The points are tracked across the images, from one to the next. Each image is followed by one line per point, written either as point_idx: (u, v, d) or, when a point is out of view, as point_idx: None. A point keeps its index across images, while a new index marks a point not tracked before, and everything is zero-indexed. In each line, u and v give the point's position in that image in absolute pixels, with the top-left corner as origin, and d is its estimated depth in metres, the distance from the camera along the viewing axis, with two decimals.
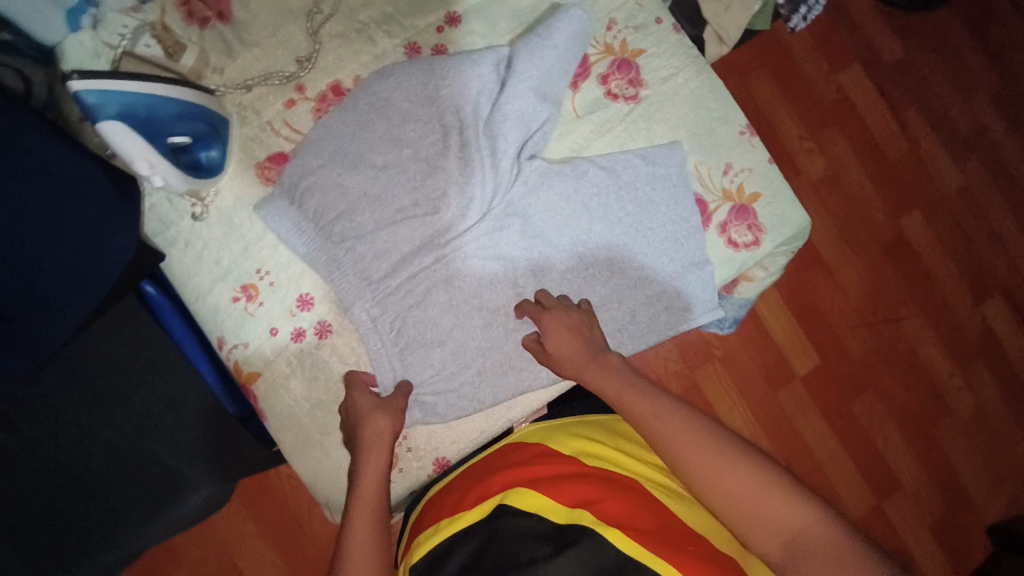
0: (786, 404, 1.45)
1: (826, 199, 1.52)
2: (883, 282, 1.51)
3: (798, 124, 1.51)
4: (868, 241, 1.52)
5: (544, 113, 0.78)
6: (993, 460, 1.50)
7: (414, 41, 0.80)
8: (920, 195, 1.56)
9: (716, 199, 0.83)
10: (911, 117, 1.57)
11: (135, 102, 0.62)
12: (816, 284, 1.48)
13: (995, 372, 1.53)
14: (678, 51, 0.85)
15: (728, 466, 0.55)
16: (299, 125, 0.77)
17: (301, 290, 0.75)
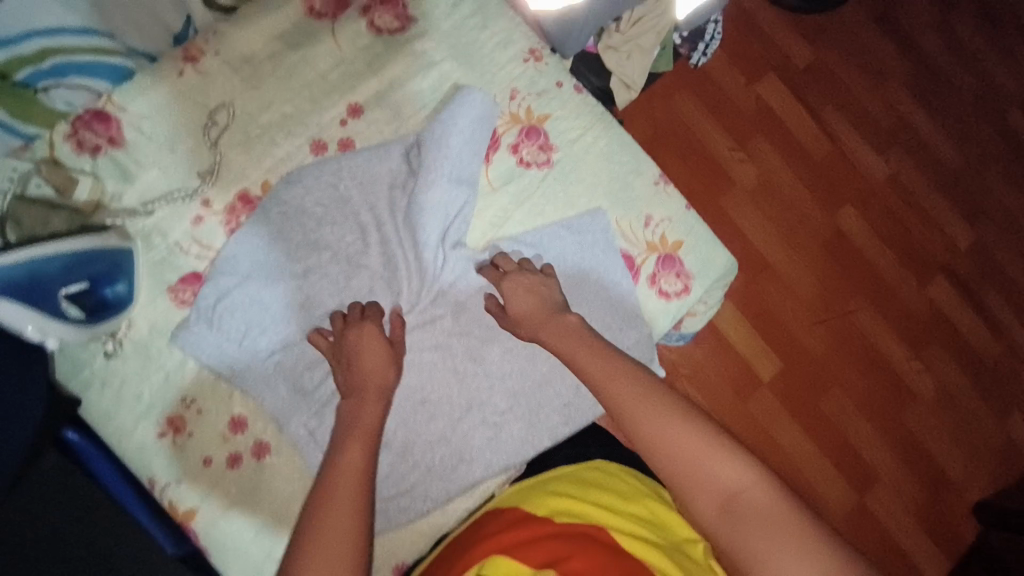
0: (756, 413, 1.45)
1: (764, 208, 1.54)
2: (829, 279, 1.54)
3: (726, 137, 1.53)
4: (809, 241, 1.55)
5: (461, 197, 0.78)
6: (960, 435, 1.54)
7: (318, 138, 0.79)
8: (852, 190, 1.59)
9: (641, 252, 0.85)
10: (830, 116, 1.61)
11: (10, 274, 0.59)
12: (766, 291, 1.50)
13: (948, 349, 1.57)
14: (584, 110, 0.85)
15: (669, 419, 0.57)
16: (209, 241, 0.75)
17: (232, 412, 0.73)
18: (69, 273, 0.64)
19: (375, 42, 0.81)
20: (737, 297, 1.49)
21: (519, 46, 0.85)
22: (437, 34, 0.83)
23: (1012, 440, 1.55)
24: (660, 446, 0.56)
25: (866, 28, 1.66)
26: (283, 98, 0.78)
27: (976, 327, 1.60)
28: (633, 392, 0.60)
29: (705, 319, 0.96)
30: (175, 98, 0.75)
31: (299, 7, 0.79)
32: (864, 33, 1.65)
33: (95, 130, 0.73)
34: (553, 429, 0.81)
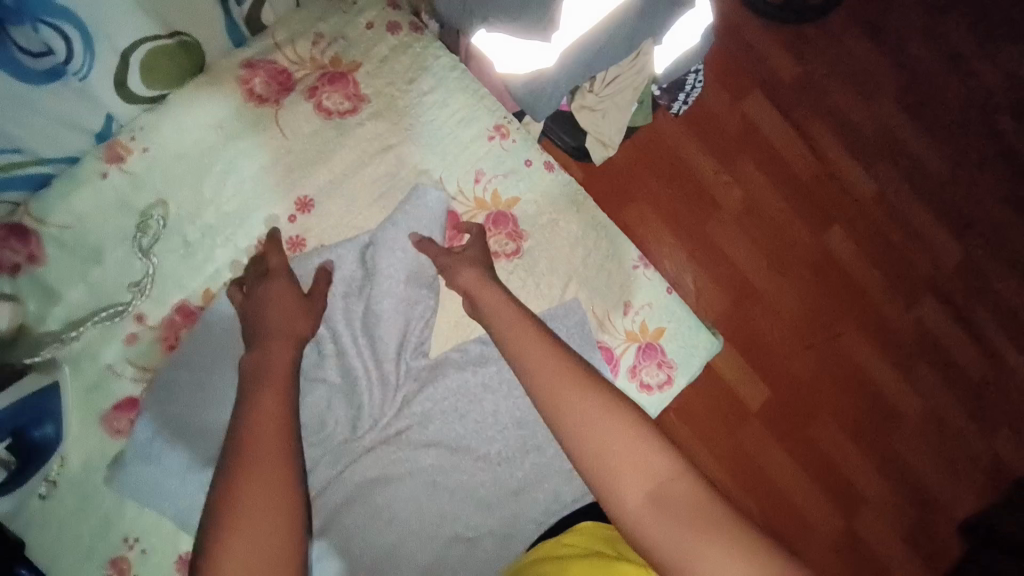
0: (745, 442, 1.31)
1: (749, 229, 1.39)
2: (815, 300, 1.40)
3: (709, 157, 1.38)
4: (795, 261, 1.41)
5: (419, 302, 0.74)
6: (954, 461, 1.40)
7: (264, 240, 0.72)
8: (839, 207, 1.45)
9: (621, 343, 0.80)
10: (817, 133, 1.46)
11: None
12: (753, 316, 1.36)
13: (938, 371, 1.44)
14: (555, 192, 0.80)
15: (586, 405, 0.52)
16: (146, 362, 0.69)
17: (180, 550, 0.67)
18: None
19: (324, 126, 0.74)
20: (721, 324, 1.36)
21: (482, 123, 0.79)
22: (393, 115, 0.76)
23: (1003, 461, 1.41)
24: (582, 434, 0.50)
25: (855, 33, 1.51)
26: (225, 195, 0.71)
27: (972, 353, 1.46)
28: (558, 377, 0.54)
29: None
30: (103, 205, 0.68)
31: (238, 89, 0.71)
32: (856, 37, 1.51)
33: (13, 246, 0.64)
34: (529, 537, 0.74)
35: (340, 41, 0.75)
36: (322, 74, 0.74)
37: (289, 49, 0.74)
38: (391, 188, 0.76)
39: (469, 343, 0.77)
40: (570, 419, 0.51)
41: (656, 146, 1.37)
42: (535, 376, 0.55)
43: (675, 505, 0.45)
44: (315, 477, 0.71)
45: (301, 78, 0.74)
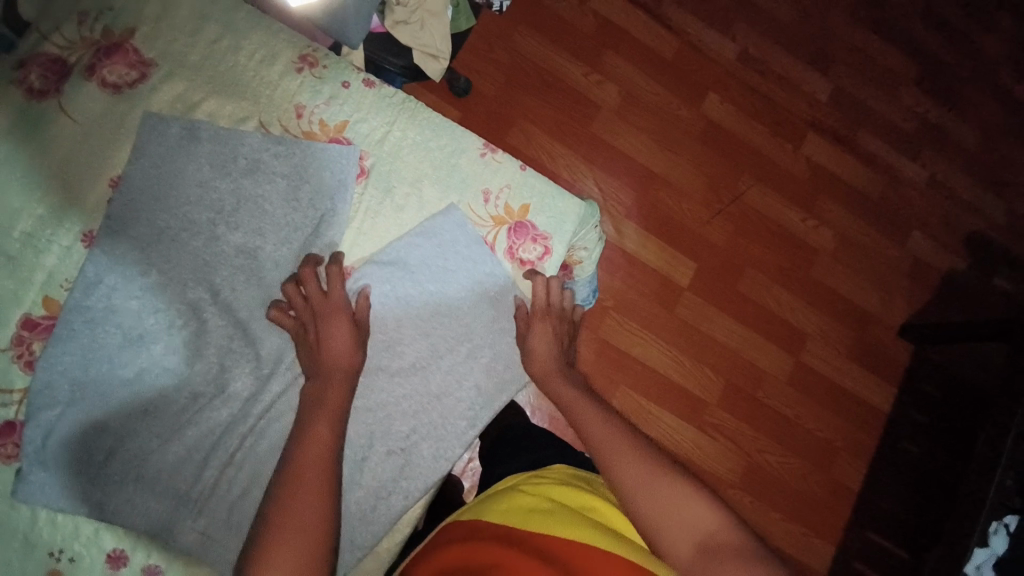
0: (687, 317, 1.41)
1: (634, 120, 1.46)
2: (711, 169, 1.49)
3: (576, 62, 1.44)
4: (683, 138, 1.48)
5: (299, 242, 0.75)
6: (874, 275, 1.52)
7: (88, 228, 0.70)
8: (707, 76, 1.52)
9: (490, 230, 0.82)
10: (669, 11, 1.52)
11: None
12: (663, 201, 1.45)
13: (839, 198, 1.54)
14: (382, 104, 0.80)
15: (629, 452, 0.64)
16: (10, 384, 0.66)
17: (108, 548, 0.66)
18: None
19: (116, 101, 0.72)
20: (636, 215, 1.43)
21: (285, 57, 0.77)
22: (186, 71, 0.74)
23: (918, 261, 1.55)
24: (663, 513, 0.59)
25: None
26: (32, 200, 0.69)
27: (865, 174, 1.56)
28: (603, 429, 0.68)
29: (597, 261, 0.97)
30: None
31: (15, 92, 0.69)
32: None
33: None
34: (463, 434, 0.78)
35: (107, 12, 0.72)
36: (96, 49, 0.71)
37: (56, 37, 0.71)
38: (231, 144, 0.74)
39: (360, 276, 0.76)
40: (646, 496, 0.60)
41: (524, 63, 1.42)
42: (621, 468, 0.63)
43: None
44: (228, 438, 0.70)
45: (77, 60, 0.71)
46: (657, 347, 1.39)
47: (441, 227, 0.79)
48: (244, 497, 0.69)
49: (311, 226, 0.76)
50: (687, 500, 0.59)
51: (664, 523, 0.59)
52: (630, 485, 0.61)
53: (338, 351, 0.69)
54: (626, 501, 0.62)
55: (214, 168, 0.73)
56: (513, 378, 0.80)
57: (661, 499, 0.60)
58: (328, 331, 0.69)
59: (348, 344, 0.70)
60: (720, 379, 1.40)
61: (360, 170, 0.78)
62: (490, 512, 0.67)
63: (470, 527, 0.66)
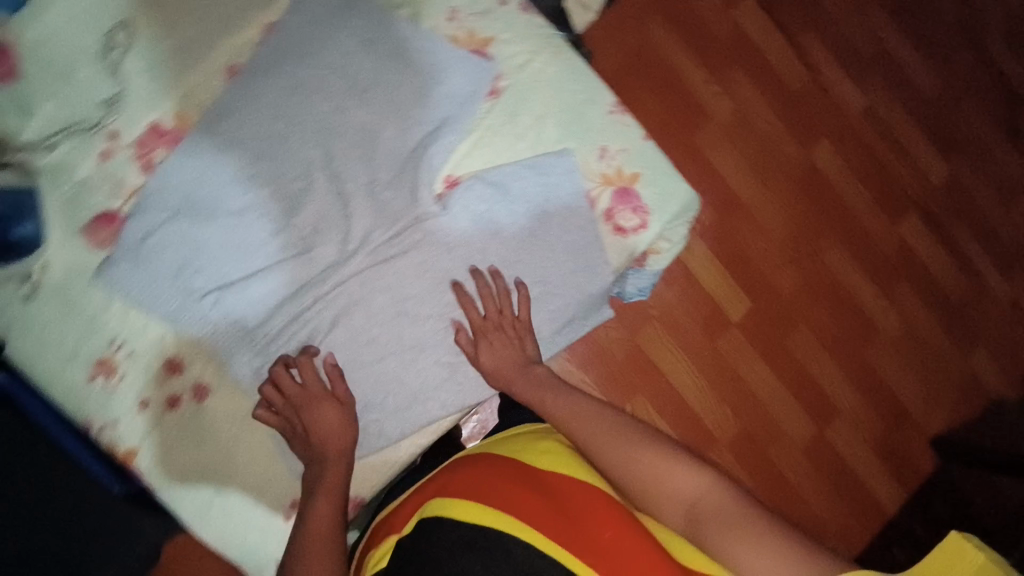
0: (725, 351, 1.37)
1: (738, 142, 1.42)
2: (800, 217, 1.44)
3: (700, 69, 1.40)
4: (783, 178, 1.44)
5: (419, 138, 0.76)
6: (926, 374, 1.48)
7: (233, 62, 0.72)
8: (828, 121, 1.48)
9: (596, 186, 0.81)
10: (811, 46, 1.49)
11: None
12: (740, 230, 1.40)
13: (918, 288, 1.50)
14: (531, 33, 0.79)
15: (608, 432, 0.66)
16: (123, 179, 0.69)
17: (167, 355, 0.71)
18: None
19: None
20: (708, 237, 1.38)
21: None
22: None
23: (973, 376, 1.50)
24: (646, 481, 0.61)
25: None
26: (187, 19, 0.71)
27: (952, 270, 1.52)
28: (582, 412, 0.69)
29: (671, 261, 0.92)
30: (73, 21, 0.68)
31: None
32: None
33: None
34: None
35: None
36: None
37: None
38: (383, 27, 0.75)
39: (463, 188, 0.77)
40: (629, 470, 0.62)
41: (648, 57, 1.38)
42: (601, 451, 0.65)
43: (729, 530, 0.53)
44: (303, 293, 0.74)
45: None
46: (684, 370, 1.35)
47: (553, 167, 0.79)
48: (300, 354, 0.74)
49: (428, 131, 0.76)
50: (664, 464, 0.61)
51: (652, 495, 0.60)
52: (612, 463, 0.64)
53: (329, 436, 0.70)
54: (615, 476, 0.64)
55: (361, 44, 0.74)
56: (566, 329, 0.84)
57: (640, 467, 0.61)
58: (315, 420, 0.70)
59: (337, 427, 0.71)
60: (738, 423, 1.36)
61: (493, 90, 0.78)
62: (505, 449, 0.74)
63: (496, 460, 0.72)
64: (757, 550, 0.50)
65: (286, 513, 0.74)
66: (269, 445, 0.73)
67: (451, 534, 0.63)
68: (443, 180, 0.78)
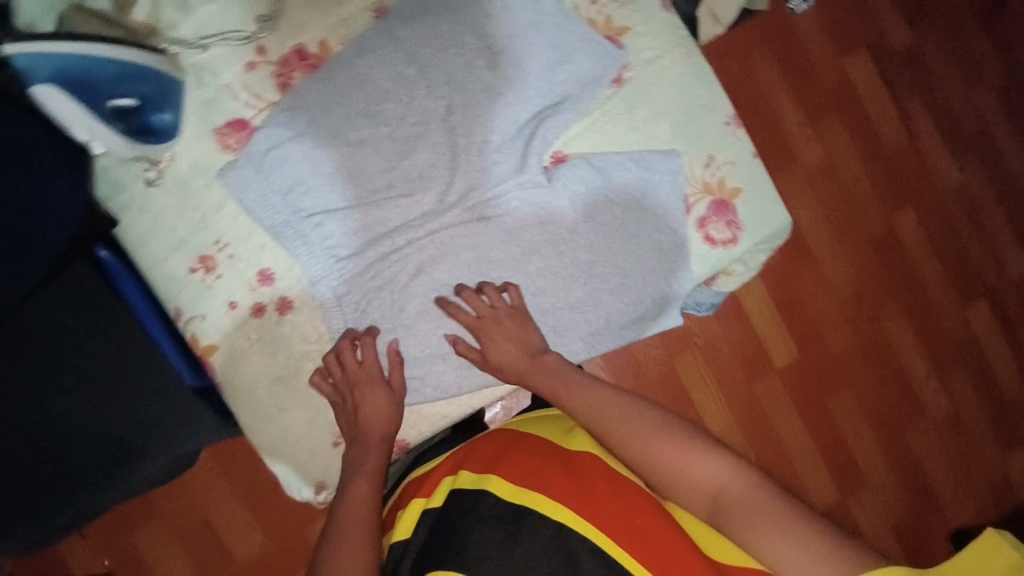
0: (761, 395, 1.34)
1: (819, 189, 1.38)
2: (868, 279, 1.40)
3: (797, 109, 1.36)
4: (859, 237, 1.40)
5: (537, 108, 0.78)
6: (961, 466, 1.43)
7: (383, 4, 0.77)
8: (917, 190, 1.45)
9: (695, 192, 0.81)
10: (915, 110, 1.45)
11: (68, 64, 0.59)
12: (802, 279, 1.37)
13: (972, 376, 1.46)
14: (667, 31, 0.80)
15: (633, 421, 0.65)
16: (260, 92, 0.73)
17: (261, 265, 0.75)
18: (117, 83, 0.64)
19: None
20: (768, 278, 1.36)
21: None
22: None
23: (1007, 475, 1.45)
24: (675, 475, 0.61)
25: (972, 25, 1.50)
26: None
27: (1011, 366, 1.48)
28: (606, 401, 0.68)
29: (739, 284, 0.90)
30: None
31: None
32: (968, 30, 1.49)
33: None
34: (574, 352, 0.81)
35: None
36: None
37: None
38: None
39: (569, 167, 0.78)
40: (657, 458, 0.62)
41: (748, 89, 1.35)
42: (625, 440, 0.64)
43: (758, 525, 0.54)
44: (398, 234, 0.76)
45: None
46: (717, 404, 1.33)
47: (660, 164, 0.79)
48: (381, 291, 0.76)
49: (547, 108, 0.78)
50: (694, 458, 0.60)
51: (679, 483, 0.61)
52: (637, 457, 0.63)
53: (378, 416, 0.72)
54: (637, 467, 0.64)
55: (505, 9, 0.77)
56: (635, 329, 0.83)
57: (668, 462, 0.61)
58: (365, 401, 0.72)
59: (385, 408, 0.73)
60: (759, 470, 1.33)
61: (617, 78, 0.80)
62: (540, 429, 0.77)
63: (532, 442, 0.73)
64: (785, 542, 0.52)
65: (336, 439, 0.77)
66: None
67: (490, 506, 0.65)
68: (550, 155, 0.80)
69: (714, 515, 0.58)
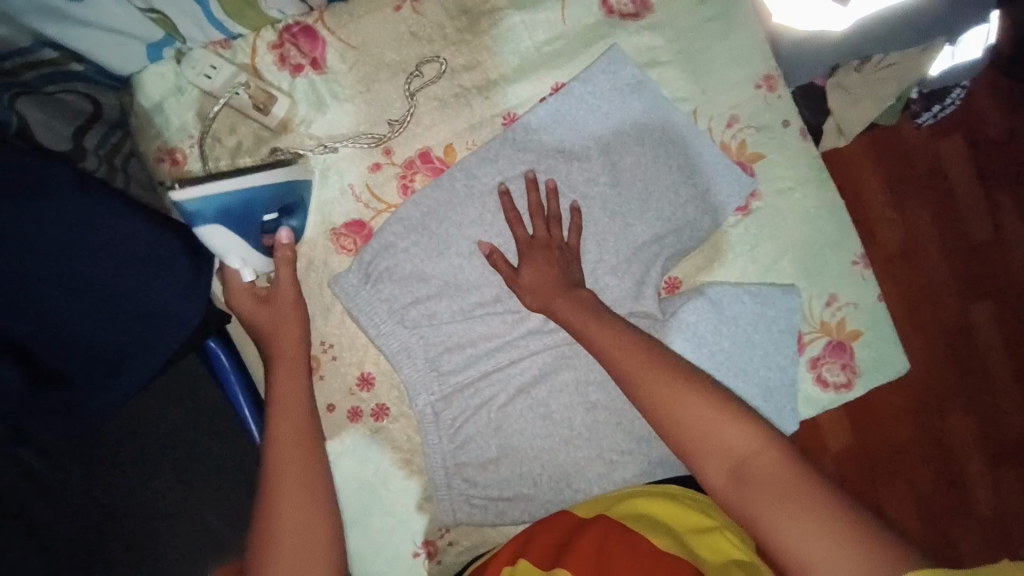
0: None
1: (903, 286, 1.04)
2: (943, 400, 1.04)
3: (882, 188, 1.04)
4: (942, 342, 1.05)
5: (660, 229, 0.74)
6: None
7: (513, 111, 0.74)
8: (997, 276, 1.06)
9: (812, 331, 0.78)
10: (995, 173, 1.07)
11: (233, 202, 0.60)
12: (886, 406, 1.03)
13: None
14: (801, 162, 0.77)
15: (651, 374, 0.58)
16: (382, 195, 0.72)
17: (363, 368, 0.74)
18: (269, 203, 0.65)
19: (602, 22, 0.75)
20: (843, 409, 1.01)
21: (755, 68, 0.77)
22: (670, 31, 0.76)
23: None
24: (701, 436, 0.53)
25: None
26: (489, 62, 0.73)
27: None
28: (634, 354, 0.60)
29: None
30: (385, 34, 0.72)
31: None
32: None
33: (301, 48, 0.70)
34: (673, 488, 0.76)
35: None
36: None
37: None
38: (663, 115, 0.74)
39: (687, 299, 0.75)
40: (678, 425, 0.55)
41: (837, 175, 1.04)
42: (641, 389, 0.57)
43: (789, 508, 0.48)
44: (501, 351, 0.74)
45: None
46: None
47: (778, 302, 0.75)
48: (480, 409, 0.74)
49: (670, 233, 0.75)
50: (723, 427, 0.53)
51: (698, 448, 0.53)
52: (656, 414, 0.56)
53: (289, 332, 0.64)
54: (654, 424, 0.56)
55: (636, 126, 0.74)
56: None
57: (690, 424, 0.54)
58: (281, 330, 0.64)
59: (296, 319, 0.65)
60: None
61: (743, 206, 0.77)
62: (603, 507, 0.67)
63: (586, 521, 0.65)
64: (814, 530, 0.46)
65: (418, 549, 0.76)
66: (422, 483, 0.76)
67: None
68: (664, 280, 0.78)
69: (729, 490, 0.51)
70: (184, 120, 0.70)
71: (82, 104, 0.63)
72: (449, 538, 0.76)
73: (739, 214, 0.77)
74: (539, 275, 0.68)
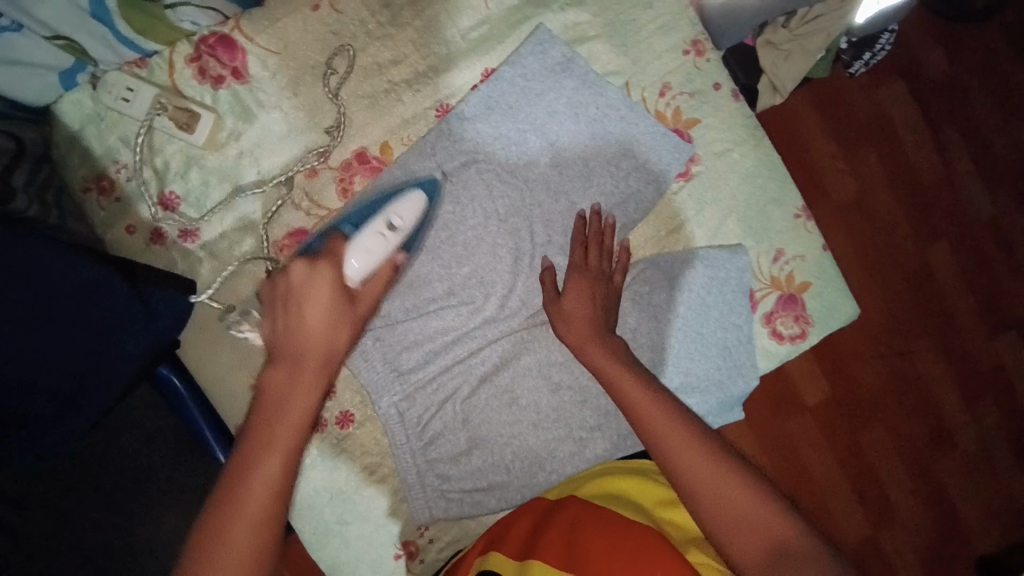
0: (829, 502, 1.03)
1: (864, 234, 1.07)
2: (911, 343, 1.07)
3: (830, 140, 1.06)
4: (905, 286, 1.07)
5: (604, 204, 0.75)
6: None
7: (445, 102, 0.74)
8: (950, 215, 1.09)
9: (764, 288, 0.79)
10: (936, 115, 1.09)
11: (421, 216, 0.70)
12: (858, 352, 1.05)
13: None
14: (736, 123, 0.78)
15: (679, 431, 0.58)
16: (321, 199, 0.71)
17: None
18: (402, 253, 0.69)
19: (525, 4, 0.75)
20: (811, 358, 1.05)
21: (681, 35, 0.77)
22: (594, 6, 0.76)
23: None
24: (698, 480, 0.55)
25: None
26: (415, 55, 0.73)
27: None
28: (656, 408, 0.60)
29: None
30: (306, 37, 0.70)
31: None
32: None
33: (219, 59, 0.69)
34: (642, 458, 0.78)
35: None
36: None
37: None
38: (595, 91, 0.74)
39: (638, 269, 0.76)
40: (709, 488, 0.54)
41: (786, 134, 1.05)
42: (666, 445, 0.57)
43: None
44: (460, 344, 0.74)
45: None
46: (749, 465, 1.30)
47: (727, 263, 0.77)
48: (446, 403, 0.75)
49: (614, 207, 0.75)
50: (755, 501, 0.53)
51: (729, 519, 0.53)
52: (685, 476, 0.55)
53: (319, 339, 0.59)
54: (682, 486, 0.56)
55: (569, 105, 0.74)
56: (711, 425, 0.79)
57: (721, 491, 0.54)
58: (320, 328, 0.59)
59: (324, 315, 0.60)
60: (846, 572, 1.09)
61: (683, 172, 0.78)
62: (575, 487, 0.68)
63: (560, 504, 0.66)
64: None
65: (398, 551, 0.76)
66: (395, 483, 0.76)
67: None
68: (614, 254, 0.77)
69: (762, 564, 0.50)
70: (107, 145, 0.68)
71: (5, 141, 0.59)
72: (429, 536, 0.77)
73: (681, 182, 0.78)
74: (581, 306, 0.68)
